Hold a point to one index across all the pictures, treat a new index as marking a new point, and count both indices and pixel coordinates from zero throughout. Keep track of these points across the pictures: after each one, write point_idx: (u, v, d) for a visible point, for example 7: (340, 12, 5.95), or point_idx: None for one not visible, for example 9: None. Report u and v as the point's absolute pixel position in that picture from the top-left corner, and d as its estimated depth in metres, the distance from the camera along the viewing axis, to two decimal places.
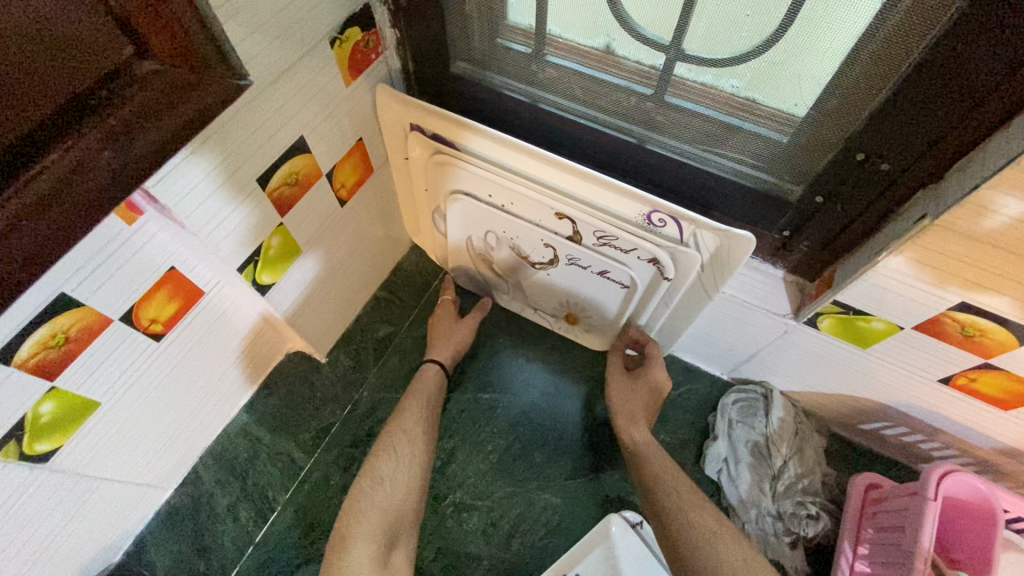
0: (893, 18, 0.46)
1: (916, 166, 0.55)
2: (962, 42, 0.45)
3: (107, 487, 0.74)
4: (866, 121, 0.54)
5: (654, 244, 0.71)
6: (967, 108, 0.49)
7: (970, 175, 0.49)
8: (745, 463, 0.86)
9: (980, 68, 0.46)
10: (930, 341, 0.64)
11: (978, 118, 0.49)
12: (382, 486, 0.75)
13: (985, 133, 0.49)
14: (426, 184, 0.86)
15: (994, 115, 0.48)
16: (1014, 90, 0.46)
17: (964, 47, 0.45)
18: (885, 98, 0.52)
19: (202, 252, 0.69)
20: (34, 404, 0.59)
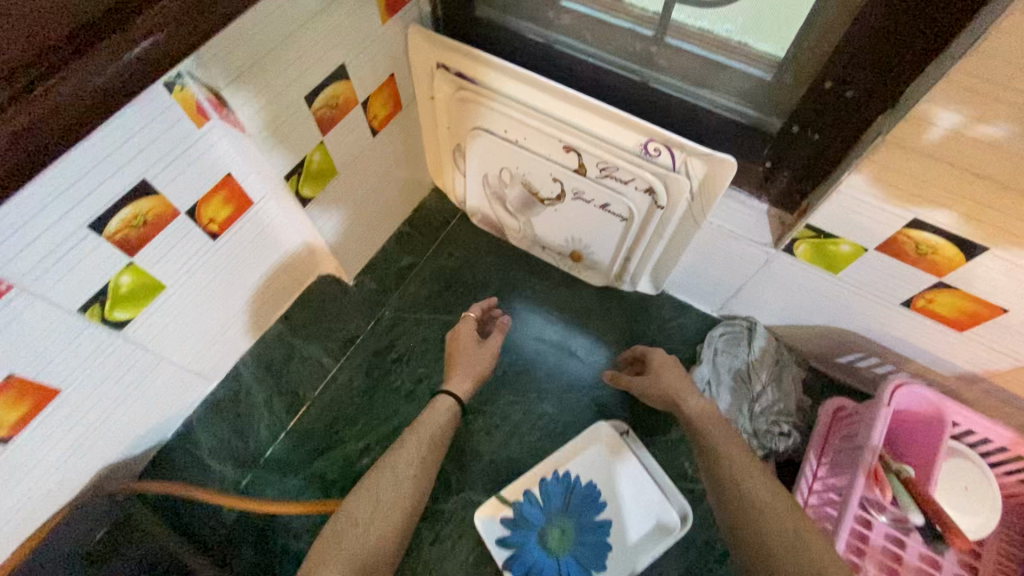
0: None
1: (879, 93, 0.61)
2: None
3: (164, 367, 0.86)
4: (835, 49, 0.61)
5: (650, 172, 0.79)
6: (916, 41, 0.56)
7: (913, 97, 0.57)
8: (725, 385, 0.95)
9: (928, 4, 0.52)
10: (891, 262, 0.72)
11: (925, 49, 0.56)
12: (354, 528, 0.68)
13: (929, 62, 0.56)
14: (448, 122, 0.96)
15: (936, 41, 0.54)
16: (957, 9, 0.51)
17: None
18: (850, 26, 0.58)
19: (254, 162, 0.79)
20: (116, 275, 0.70)
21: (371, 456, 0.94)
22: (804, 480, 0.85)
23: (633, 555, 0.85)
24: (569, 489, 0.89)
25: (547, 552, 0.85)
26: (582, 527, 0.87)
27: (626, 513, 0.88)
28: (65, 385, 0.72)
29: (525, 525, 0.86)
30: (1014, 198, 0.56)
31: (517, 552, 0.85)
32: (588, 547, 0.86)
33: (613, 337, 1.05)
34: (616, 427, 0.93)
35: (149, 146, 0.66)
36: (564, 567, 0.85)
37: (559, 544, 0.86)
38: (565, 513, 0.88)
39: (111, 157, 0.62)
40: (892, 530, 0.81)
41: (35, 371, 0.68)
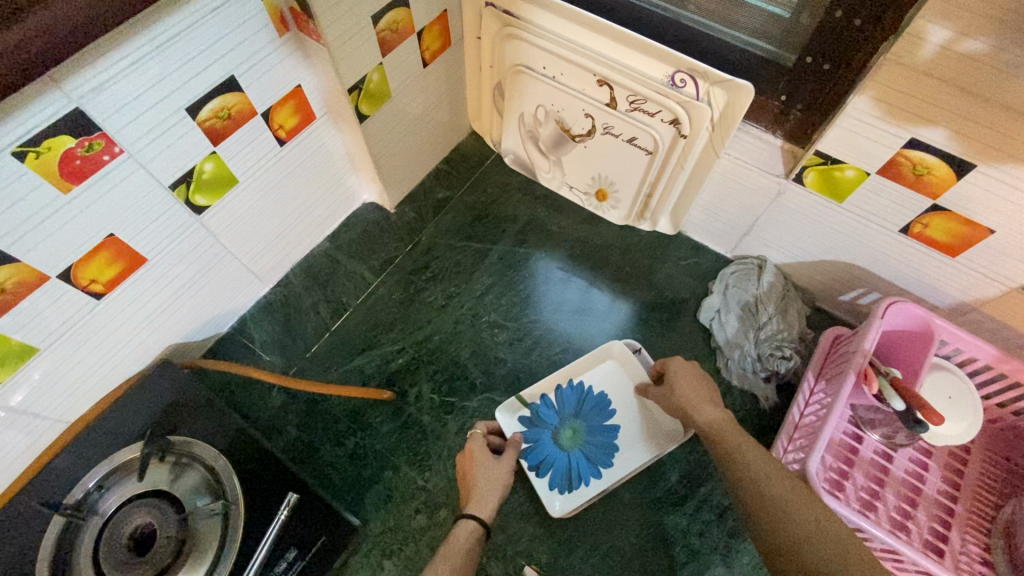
0: None
1: (884, 21, 0.69)
2: None
3: (229, 261, 0.96)
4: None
5: (675, 102, 0.88)
6: None
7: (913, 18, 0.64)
8: (734, 313, 1.02)
9: None
10: (891, 185, 0.79)
11: None
12: None
13: None
14: (492, 61, 1.05)
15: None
16: None
17: None
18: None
19: (321, 77, 0.90)
20: (201, 160, 0.81)
21: (405, 356, 1.04)
22: (801, 395, 0.91)
23: (637, 454, 0.93)
24: (582, 396, 0.96)
25: (559, 447, 0.92)
26: (593, 429, 0.94)
27: (633, 419, 0.95)
28: (150, 256, 0.83)
29: (539, 422, 0.94)
30: (1000, 113, 0.63)
31: (532, 444, 0.92)
32: (598, 446, 0.92)
33: (631, 271, 1.13)
34: (629, 345, 1.01)
35: (243, 46, 0.76)
36: (574, 461, 0.92)
37: (571, 442, 0.93)
38: (577, 416, 0.94)
39: (212, 47, 0.72)
40: (882, 444, 0.87)
41: (130, 236, 0.78)
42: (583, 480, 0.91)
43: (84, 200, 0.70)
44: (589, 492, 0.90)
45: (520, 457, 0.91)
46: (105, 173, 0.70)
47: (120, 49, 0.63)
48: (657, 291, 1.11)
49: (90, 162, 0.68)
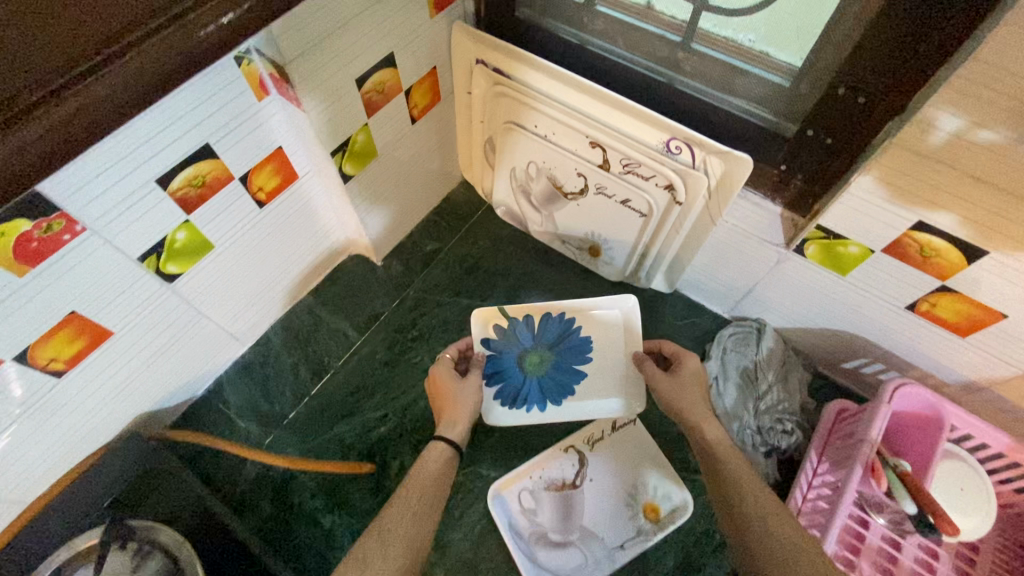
0: None
1: (890, 98, 0.65)
2: None
3: (204, 324, 0.92)
4: (852, 52, 0.65)
5: (670, 169, 0.85)
6: (918, 52, 0.60)
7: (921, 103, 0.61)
8: (732, 381, 0.98)
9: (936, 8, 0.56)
10: (897, 264, 0.75)
11: (930, 59, 0.60)
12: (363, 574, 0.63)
13: (932, 68, 0.61)
14: (482, 116, 1.02)
15: (950, 40, 0.58)
16: (955, 28, 0.56)
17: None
18: (870, 29, 0.62)
19: (304, 138, 0.86)
20: (173, 230, 0.77)
21: (387, 424, 1.00)
22: (804, 475, 0.86)
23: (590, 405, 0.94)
24: (565, 332, 0.96)
25: (519, 368, 0.95)
26: (559, 365, 0.96)
27: (605, 372, 0.95)
28: (117, 328, 0.79)
29: (509, 339, 0.95)
30: (1015, 205, 0.59)
31: (494, 358, 0.95)
32: (556, 382, 0.94)
33: None
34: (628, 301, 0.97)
35: (217, 114, 0.72)
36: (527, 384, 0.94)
37: (531, 367, 0.96)
38: (549, 348, 0.95)
39: (185, 118, 0.68)
40: (891, 532, 0.82)
41: (94, 310, 0.74)
42: (524, 405, 0.95)
43: (41, 281, 0.66)
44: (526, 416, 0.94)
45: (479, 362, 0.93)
46: (65, 253, 0.66)
47: (122, 127, 0.62)
48: None
49: (48, 243, 0.63)
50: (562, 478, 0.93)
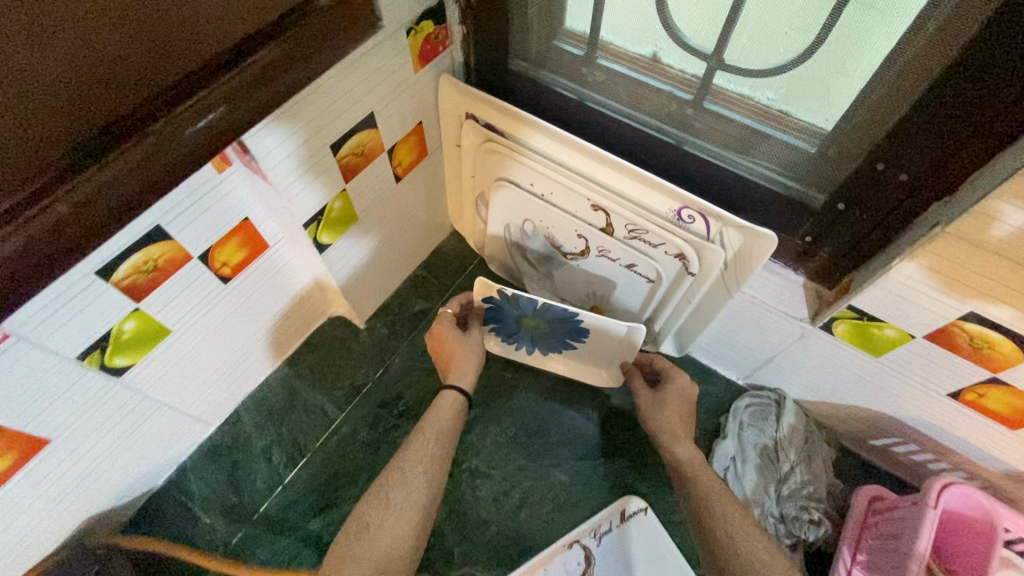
0: (908, 52, 0.53)
1: (944, 172, 0.57)
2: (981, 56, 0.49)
3: (162, 412, 0.82)
4: (899, 120, 0.57)
5: (682, 239, 0.77)
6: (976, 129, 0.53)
7: (979, 188, 0.53)
8: (751, 463, 0.89)
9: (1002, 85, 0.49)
10: (941, 352, 0.67)
11: (987, 137, 0.53)
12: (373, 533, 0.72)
13: (993, 149, 0.53)
14: (473, 171, 0.94)
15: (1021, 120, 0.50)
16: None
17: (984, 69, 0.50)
18: (922, 97, 0.54)
19: (275, 206, 0.76)
20: (120, 321, 0.67)
21: None
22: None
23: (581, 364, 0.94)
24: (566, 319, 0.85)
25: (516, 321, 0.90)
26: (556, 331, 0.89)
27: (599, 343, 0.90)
28: (55, 435, 0.68)
29: (510, 302, 0.86)
30: None
31: (494, 307, 0.89)
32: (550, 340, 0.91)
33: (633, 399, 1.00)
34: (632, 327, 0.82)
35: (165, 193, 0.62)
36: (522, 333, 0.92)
37: (528, 323, 0.91)
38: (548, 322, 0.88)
39: None
40: None
41: (25, 421, 0.64)
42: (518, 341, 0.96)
43: None
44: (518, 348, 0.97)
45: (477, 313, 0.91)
46: None
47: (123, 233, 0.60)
48: None
49: None
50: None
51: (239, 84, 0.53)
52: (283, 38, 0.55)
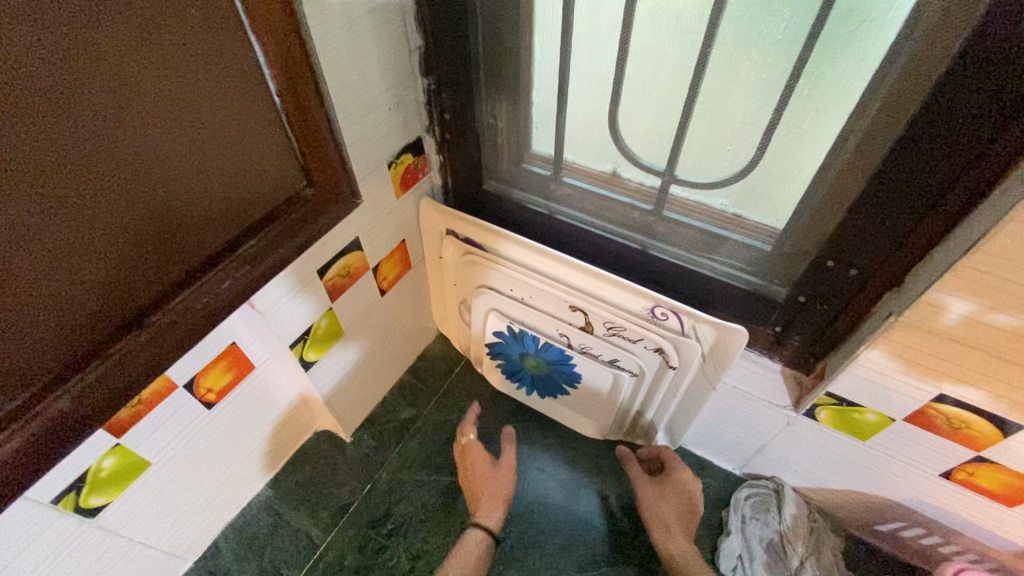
0: (831, 166, 0.61)
1: (892, 261, 0.62)
2: (928, 133, 0.52)
3: (137, 550, 0.77)
4: (840, 219, 0.63)
5: (657, 335, 0.80)
6: (927, 206, 0.56)
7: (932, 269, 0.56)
8: (759, 561, 0.85)
9: (946, 161, 0.53)
10: (922, 434, 0.68)
11: (936, 216, 0.57)
12: None
13: (946, 226, 0.57)
14: (455, 281, 0.98)
15: (946, 218, 0.56)
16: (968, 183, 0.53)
17: (926, 142, 0.53)
18: (858, 194, 0.60)
19: (263, 329, 0.77)
20: (99, 458, 0.66)
21: None
22: None
23: (575, 413, 1.03)
24: (562, 358, 0.95)
25: (519, 360, 1.02)
26: (553, 374, 1.00)
27: (590, 398, 0.98)
28: None
29: (516, 339, 0.98)
30: None
31: (501, 343, 1.01)
32: (547, 382, 1.02)
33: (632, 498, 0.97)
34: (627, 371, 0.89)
35: None
36: (524, 372, 1.03)
37: (529, 364, 1.01)
38: (548, 362, 0.98)
39: None
40: None
41: None
42: (517, 382, 1.06)
43: None
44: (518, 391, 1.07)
45: (486, 345, 1.02)
46: None
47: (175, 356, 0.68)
48: None
49: None
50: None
51: (276, 236, 0.63)
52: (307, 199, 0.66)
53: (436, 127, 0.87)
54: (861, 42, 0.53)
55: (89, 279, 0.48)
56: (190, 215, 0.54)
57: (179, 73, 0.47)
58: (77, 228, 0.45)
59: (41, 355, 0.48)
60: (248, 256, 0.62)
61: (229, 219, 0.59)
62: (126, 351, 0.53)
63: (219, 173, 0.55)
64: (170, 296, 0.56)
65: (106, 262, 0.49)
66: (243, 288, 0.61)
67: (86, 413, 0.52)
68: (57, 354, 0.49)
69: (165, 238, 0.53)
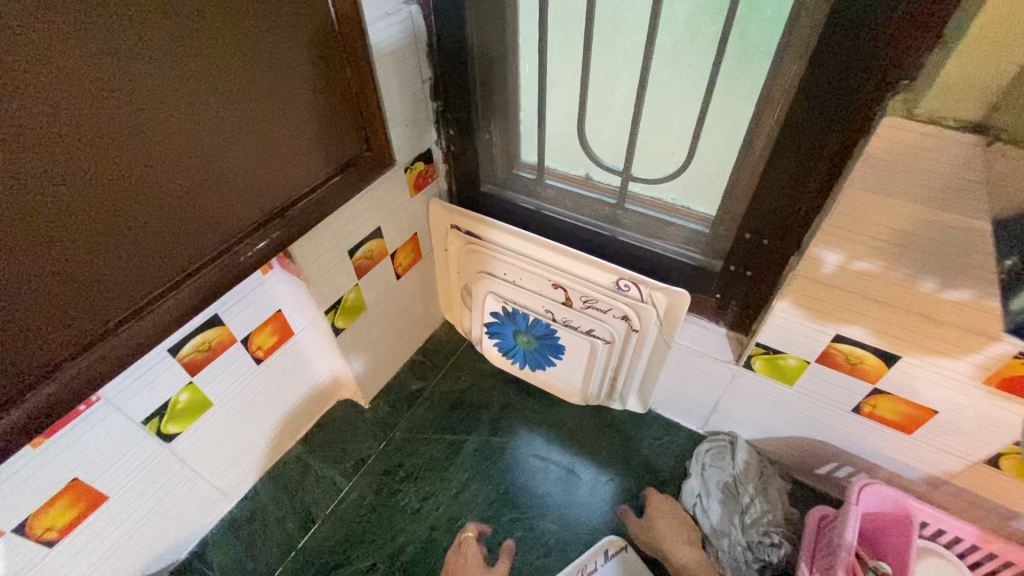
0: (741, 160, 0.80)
1: (788, 238, 0.79)
2: (791, 133, 0.69)
3: (196, 480, 0.94)
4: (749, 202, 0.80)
5: (622, 303, 0.98)
6: (804, 193, 0.74)
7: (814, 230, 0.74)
8: (715, 497, 1.01)
9: (806, 155, 0.70)
10: (832, 373, 0.85)
11: (808, 199, 0.74)
12: None
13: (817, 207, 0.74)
14: (458, 269, 1.17)
15: (816, 200, 0.73)
16: (826, 171, 0.70)
17: (789, 141, 0.70)
18: (758, 183, 0.77)
19: (303, 299, 0.97)
20: (177, 392, 0.84)
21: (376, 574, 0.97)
22: None
23: (560, 386, 1.18)
24: (548, 332, 1.13)
25: (513, 338, 1.19)
26: (541, 348, 1.16)
27: (573, 369, 1.14)
28: (113, 492, 0.82)
29: (510, 319, 1.16)
30: (908, 316, 0.71)
31: (497, 323, 1.18)
32: (536, 357, 1.18)
33: (609, 454, 1.13)
34: (602, 338, 1.05)
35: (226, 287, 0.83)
36: (517, 349, 1.20)
37: (521, 341, 1.18)
38: (537, 338, 1.15)
39: None
40: None
41: (94, 476, 0.78)
42: (511, 359, 1.22)
43: (53, 450, 0.72)
44: (511, 367, 1.23)
45: (485, 324, 1.20)
46: (78, 422, 0.73)
47: (239, 314, 0.88)
48: (635, 475, 1.10)
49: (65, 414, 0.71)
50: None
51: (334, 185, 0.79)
52: (356, 159, 0.83)
53: (443, 141, 1.08)
54: (752, 65, 0.73)
55: (171, 219, 0.59)
56: (284, 156, 0.70)
57: (288, 49, 0.64)
58: (212, 153, 0.60)
59: (159, 266, 0.60)
60: (317, 199, 0.77)
61: (308, 167, 0.74)
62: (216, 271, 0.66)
63: (305, 128, 0.71)
64: (261, 223, 0.71)
65: (228, 186, 0.64)
66: (306, 223, 0.77)
67: (174, 325, 0.64)
68: (166, 268, 0.61)
69: (265, 173, 0.68)
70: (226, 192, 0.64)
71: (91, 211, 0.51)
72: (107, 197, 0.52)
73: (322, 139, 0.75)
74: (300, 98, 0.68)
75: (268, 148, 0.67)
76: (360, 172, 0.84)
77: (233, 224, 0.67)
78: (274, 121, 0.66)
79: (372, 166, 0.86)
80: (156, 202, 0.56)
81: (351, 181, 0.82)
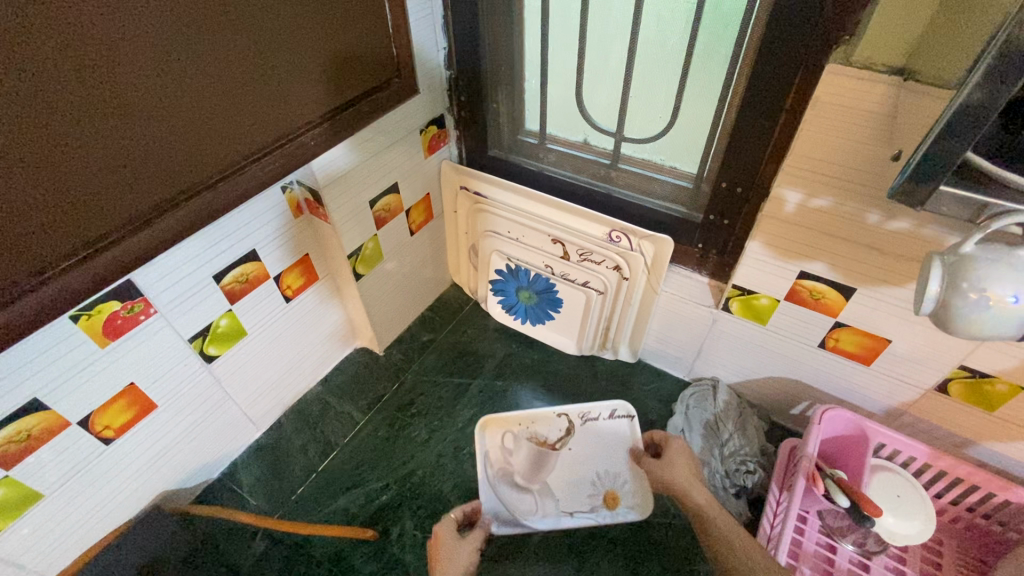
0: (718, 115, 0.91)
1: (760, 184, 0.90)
2: (759, 88, 0.80)
3: (229, 404, 1.06)
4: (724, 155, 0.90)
5: (613, 253, 1.09)
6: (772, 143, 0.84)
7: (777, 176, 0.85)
8: (697, 432, 1.11)
9: (772, 107, 0.80)
10: (799, 309, 0.95)
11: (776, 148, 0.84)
12: None
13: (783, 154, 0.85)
14: (466, 229, 1.29)
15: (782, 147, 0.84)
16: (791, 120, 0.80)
17: (756, 95, 0.80)
18: (732, 135, 0.88)
19: (329, 245, 1.08)
20: (217, 317, 0.95)
21: (388, 492, 1.08)
22: (769, 506, 0.95)
23: (558, 339, 1.28)
24: (548, 287, 1.22)
25: (515, 294, 1.29)
26: (541, 303, 1.26)
27: (569, 321, 1.24)
28: (160, 402, 0.93)
29: (513, 276, 1.26)
30: (859, 249, 0.82)
31: (502, 281, 1.29)
32: (537, 312, 1.29)
33: (601, 397, 1.24)
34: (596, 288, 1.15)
35: (264, 224, 0.94)
36: (518, 304, 1.30)
37: (523, 296, 1.28)
38: (537, 293, 1.25)
39: (250, 228, 0.92)
40: (857, 551, 0.88)
41: (147, 384, 0.89)
42: (513, 315, 1.33)
43: (116, 353, 0.83)
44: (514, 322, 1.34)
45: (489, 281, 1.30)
46: (138, 330, 0.84)
47: (273, 252, 0.99)
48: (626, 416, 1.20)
49: (128, 321, 0.82)
50: (545, 437, 1.14)
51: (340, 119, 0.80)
52: (367, 98, 0.84)
53: (454, 110, 1.20)
54: (726, 30, 0.83)
55: (176, 129, 0.60)
56: (294, 82, 0.72)
57: None
58: (220, 67, 0.62)
59: (162, 176, 0.61)
60: (324, 131, 0.78)
61: (317, 96, 0.76)
62: (219, 192, 0.67)
63: (316, 58, 0.73)
64: (268, 149, 0.72)
65: (237, 103, 0.65)
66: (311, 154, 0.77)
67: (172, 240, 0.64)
68: (169, 182, 0.62)
69: (273, 97, 0.70)
70: (234, 108, 0.65)
71: (92, 111, 0.53)
72: (115, 96, 0.54)
73: (325, 70, 0.75)
74: (311, 28, 0.71)
75: (275, 74, 0.69)
76: (371, 109, 0.85)
77: (236, 146, 0.68)
78: (284, 46, 0.68)
79: (381, 106, 0.87)
80: (158, 114, 0.58)
81: (360, 117, 0.84)
